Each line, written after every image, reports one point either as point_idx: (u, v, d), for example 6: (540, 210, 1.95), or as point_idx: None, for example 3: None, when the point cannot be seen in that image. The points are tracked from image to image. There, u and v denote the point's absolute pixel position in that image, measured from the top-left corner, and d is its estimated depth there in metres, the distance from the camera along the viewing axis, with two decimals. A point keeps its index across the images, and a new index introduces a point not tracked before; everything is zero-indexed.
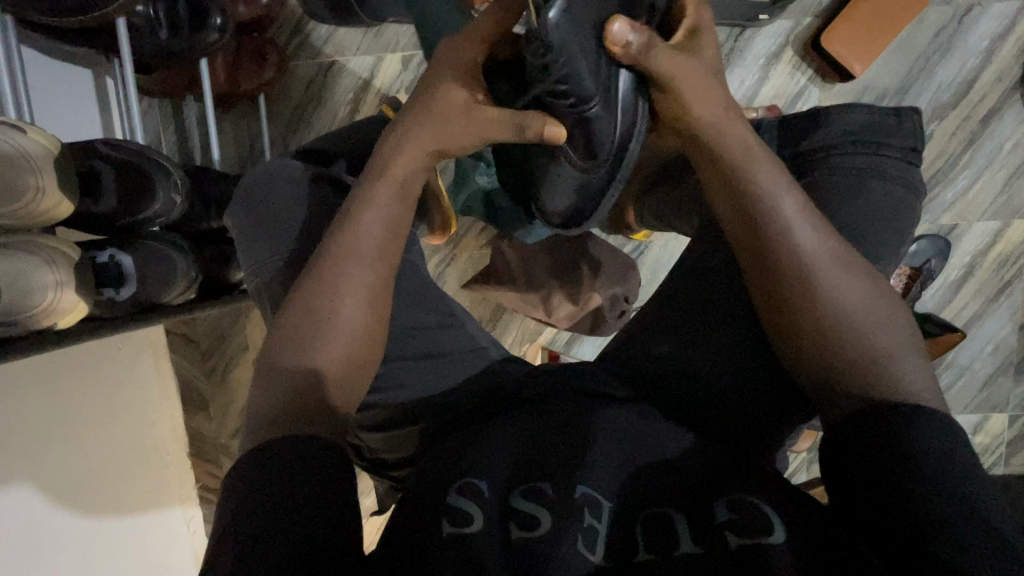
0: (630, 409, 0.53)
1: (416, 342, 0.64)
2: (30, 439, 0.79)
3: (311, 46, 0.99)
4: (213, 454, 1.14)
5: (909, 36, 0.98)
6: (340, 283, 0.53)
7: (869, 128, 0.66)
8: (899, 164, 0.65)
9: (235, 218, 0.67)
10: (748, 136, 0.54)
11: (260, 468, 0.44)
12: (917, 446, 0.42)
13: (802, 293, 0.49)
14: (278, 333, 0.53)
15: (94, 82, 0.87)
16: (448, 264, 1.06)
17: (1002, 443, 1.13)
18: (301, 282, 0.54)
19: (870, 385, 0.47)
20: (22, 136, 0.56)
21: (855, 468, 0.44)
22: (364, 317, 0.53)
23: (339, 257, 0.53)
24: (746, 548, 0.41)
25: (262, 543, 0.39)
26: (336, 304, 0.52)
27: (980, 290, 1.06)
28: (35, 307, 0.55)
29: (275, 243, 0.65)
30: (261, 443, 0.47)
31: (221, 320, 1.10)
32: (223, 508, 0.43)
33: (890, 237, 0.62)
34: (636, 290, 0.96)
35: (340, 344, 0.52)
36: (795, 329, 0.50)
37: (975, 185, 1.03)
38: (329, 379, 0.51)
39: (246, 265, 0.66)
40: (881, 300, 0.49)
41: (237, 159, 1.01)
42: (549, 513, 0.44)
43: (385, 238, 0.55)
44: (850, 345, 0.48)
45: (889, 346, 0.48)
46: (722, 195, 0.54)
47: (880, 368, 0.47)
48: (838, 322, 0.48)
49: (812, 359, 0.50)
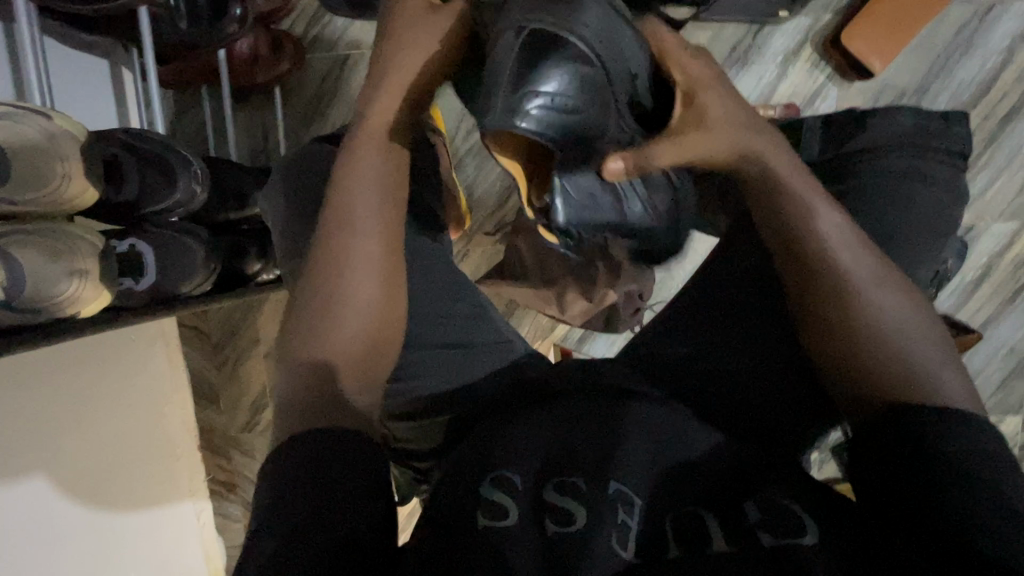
0: (659, 405, 0.52)
1: (446, 333, 0.64)
2: (46, 428, 0.80)
3: (328, 38, 0.99)
4: (223, 446, 1.14)
5: (929, 35, 0.98)
6: (347, 264, 0.53)
7: (914, 133, 0.65)
8: (946, 169, 0.65)
9: (269, 202, 0.70)
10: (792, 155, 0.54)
11: (288, 460, 0.45)
12: (955, 450, 0.42)
13: (833, 295, 0.50)
14: (296, 322, 0.53)
15: (111, 71, 0.87)
16: (462, 259, 1.06)
17: (1017, 445, 1.12)
18: (313, 265, 0.54)
19: (900, 388, 0.46)
20: (49, 122, 0.56)
21: (888, 469, 0.45)
22: (373, 297, 0.54)
23: (361, 248, 0.54)
24: (780, 549, 0.41)
25: (298, 532, 0.40)
26: (347, 289, 0.53)
27: (996, 291, 1.05)
28: (57, 296, 0.55)
29: (299, 230, 0.65)
30: (288, 430, 0.48)
31: (233, 313, 1.10)
32: (256, 501, 0.43)
33: (932, 238, 0.63)
34: (651, 287, 0.96)
35: (352, 326, 0.53)
36: (827, 337, 0.50)
37: (993, 185, 1.02)
38: (346, 365, 0.52)
39: (281, 245, 0.67)
40: (923, 320, 0.49)
41: (252, 152, 1.01)
42: (581, 509, 0.43)
43: (379, 206, 0.55)
44: (887, 357, 0.47)
45: (929, 364, 0.47)
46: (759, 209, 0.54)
47: (917, 384, 0.46)
48: (874, 333, 0.48)
49: (846, 366, 0.49)
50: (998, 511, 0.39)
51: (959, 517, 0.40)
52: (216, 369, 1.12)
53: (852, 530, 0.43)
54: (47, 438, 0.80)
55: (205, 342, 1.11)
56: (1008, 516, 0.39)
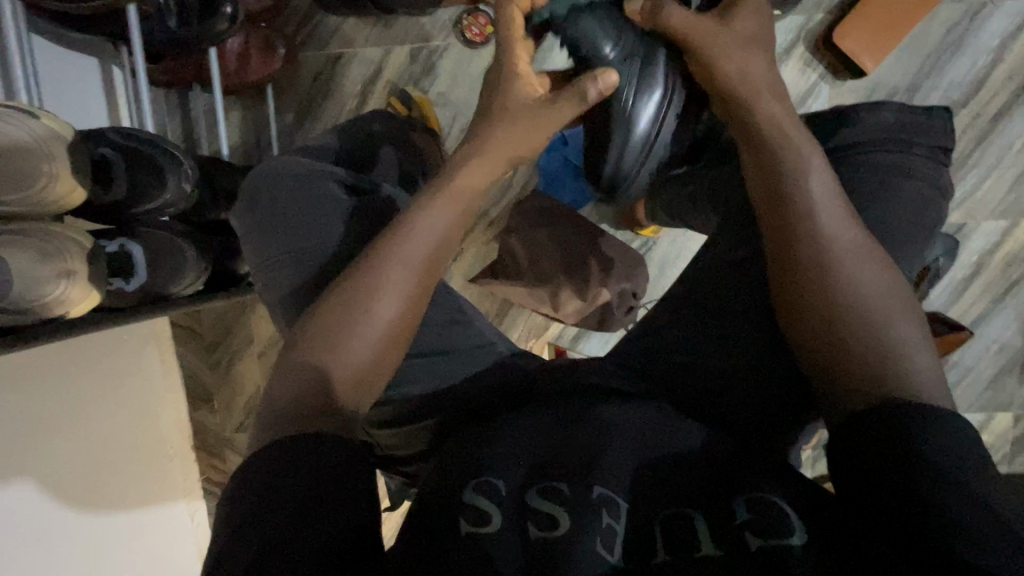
0: (639, 407, 0.53)
1: (427, 339, 0.64)
2: (36, 430, 0.79)
3: (320, 37, 0.99)
4: (215, 447, 1.13)
5: (920, 34, 0.98)
6: (373, 288, 0.52)
7: (898, 127, 0.66)
8: (928, 162, 0.65)
9: (240, 215, 0.68)
10: (798, 135, 0.54)
11: (266, 467, 0.44)
12: (930, 446, 0.42)
13: (816, 269, 0.49)
14: (308, 327, 0.51)
15: (101, 70, 0.87)
16: (455, 259, 1.05)
17: (1008, 442, 1.13)
18: (337, 290, 0.52)
19: (877, 367, 0.46)
20: (33, 122, 0.56)
21: (858, 464, 0.44)
22: (394, 320, 0.52)
23: (398, 267, 0.52)
24: (766, 550, 0.41)
25: (274, 543, 0.39)
26: (373, 307, 0.51)
27: (987, 288, 1.06)
28: (44, 298, 0.55)
29: (280, 237, 0.65)
30: (269, 438, 0.47)
31: (225, 312, 1.10)
32: (233, 511, 0.42)
33: (917, 237, 0.62)
34: (645, 286, 0.95)
35: (364, 341, 0.51)
36: (802, 305, 0.50)
37: (984, 183, 1.03)
38: (341, 383, 0.50)
39: (254, 261, 0.66)
40: (900, 297, 0.48)
41: (244, 151, 1.01)
42: (565, 513, 0.44)
43: (436, 242, 0.54)
44: (862, 331, 0.47)
45: (904, 344, 0.46)
46: (755, 174, 0.55)
47: (890, 363, 0.46)
48: (849, 303, 0.48)
49: (823, 339, 0.49)
50: (974, 508, 0.39)
51: (935, 521, 0.39)
52: (209, 369, 1.12)
53: (836, 532, 0.43)
54: (38, 441, 0.80)
55: (198, 343, 1.11)
56: (985, 513, 0.39)
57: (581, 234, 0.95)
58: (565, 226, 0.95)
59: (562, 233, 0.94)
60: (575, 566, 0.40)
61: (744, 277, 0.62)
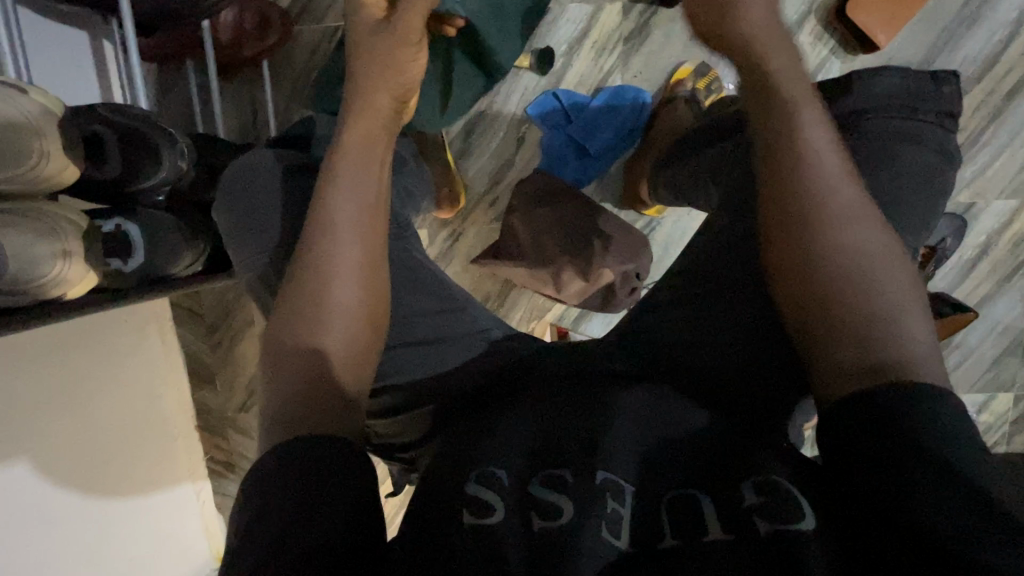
0: (634, 392, 0.52)
1: (416, 327, 0.63)
2: (35, 412, 0.79)
3: (316, 9, 0.96)
4: (218, 425, 1.14)
5: (935, 5, 0.95)
6: (333, 269, 0.51)
7: (906, 95, 0.64)
8: (937, 132, 0.63)
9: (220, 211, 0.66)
10: (804, 92, 0.52)
11: (264, 475, 0.43)
12: (922, 421, 0.41)
13: (810, 226, 0.48)
14: (280, 313, 0.51)
15: (91, 45, 0.84)
16: (455, 240, 1.03)
17: (1007, 421, 1.13)
18: (296, 266, 0.52)
19: (869, 329, 0.45)
20: (24, 99, 0.54)
21: (851, 449, 0.43)
22: (356, 301, 0.52)
23: (358, 233, 0.53)
24: (776, 534, 0.41)
25: (282, 542, 0.39)
26: (330, 291, 0.51)
27: (994, 269, 1.05)
28: (42, 280, 0.54)
29: (270, 224, 0.63)
30: (270, 444, 0.46)
31: (225, 293, 1.09)
32: (239, 513, 0.42)
33: (925, 210, 0.61)
34: (648, 267, 0.93)
35: (337, 326, 0.50)
36: (796, 266, 0.48)
37: (996, 161, 1.01)
38: (333, 368, 0.49)
39: (237, 259, 0.64)
40: (892, 258, 0.47)
41: (241, 127, 0.98)
42: (569, 500, 0.43)
43: (369, 196, 0.55)
44: (855, 295, 0.46)
45: (892, 309, 0.45)
46: (764, 126, 0.52)
47: (881, 328, 0.45)
48: (846, 266, 0.47)
49: (813, 305, 0.47)
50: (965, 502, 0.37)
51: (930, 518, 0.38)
52: (211, 350, 1.12)
53: (849, 522, 0.42)
54: (38, 424, 0.79)
55: (198, 325, 1.10)
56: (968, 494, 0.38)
57: (582, 212, 0.93)
58: (567, 205, 0.94)
59: (564, 213, 0.93)
60: (580, 559, 0.40)
61: (735, 262, 0.61)
